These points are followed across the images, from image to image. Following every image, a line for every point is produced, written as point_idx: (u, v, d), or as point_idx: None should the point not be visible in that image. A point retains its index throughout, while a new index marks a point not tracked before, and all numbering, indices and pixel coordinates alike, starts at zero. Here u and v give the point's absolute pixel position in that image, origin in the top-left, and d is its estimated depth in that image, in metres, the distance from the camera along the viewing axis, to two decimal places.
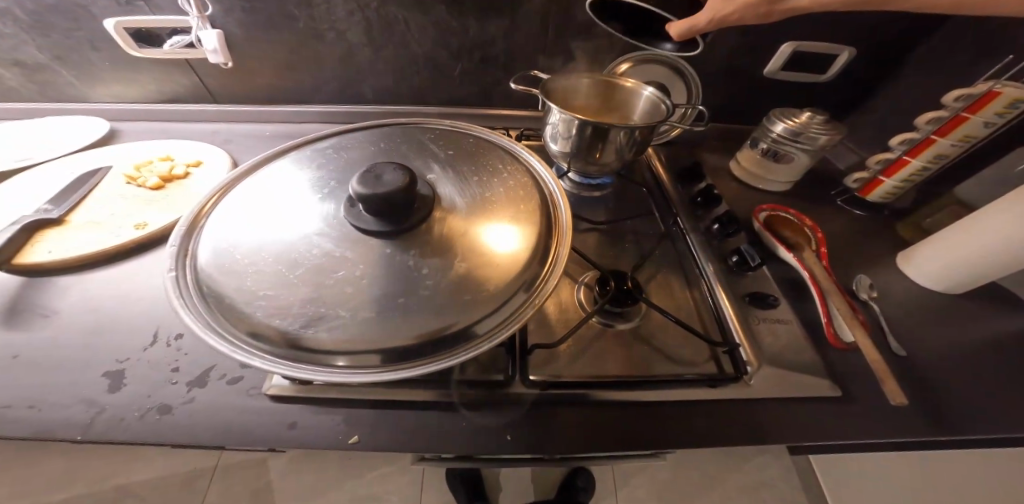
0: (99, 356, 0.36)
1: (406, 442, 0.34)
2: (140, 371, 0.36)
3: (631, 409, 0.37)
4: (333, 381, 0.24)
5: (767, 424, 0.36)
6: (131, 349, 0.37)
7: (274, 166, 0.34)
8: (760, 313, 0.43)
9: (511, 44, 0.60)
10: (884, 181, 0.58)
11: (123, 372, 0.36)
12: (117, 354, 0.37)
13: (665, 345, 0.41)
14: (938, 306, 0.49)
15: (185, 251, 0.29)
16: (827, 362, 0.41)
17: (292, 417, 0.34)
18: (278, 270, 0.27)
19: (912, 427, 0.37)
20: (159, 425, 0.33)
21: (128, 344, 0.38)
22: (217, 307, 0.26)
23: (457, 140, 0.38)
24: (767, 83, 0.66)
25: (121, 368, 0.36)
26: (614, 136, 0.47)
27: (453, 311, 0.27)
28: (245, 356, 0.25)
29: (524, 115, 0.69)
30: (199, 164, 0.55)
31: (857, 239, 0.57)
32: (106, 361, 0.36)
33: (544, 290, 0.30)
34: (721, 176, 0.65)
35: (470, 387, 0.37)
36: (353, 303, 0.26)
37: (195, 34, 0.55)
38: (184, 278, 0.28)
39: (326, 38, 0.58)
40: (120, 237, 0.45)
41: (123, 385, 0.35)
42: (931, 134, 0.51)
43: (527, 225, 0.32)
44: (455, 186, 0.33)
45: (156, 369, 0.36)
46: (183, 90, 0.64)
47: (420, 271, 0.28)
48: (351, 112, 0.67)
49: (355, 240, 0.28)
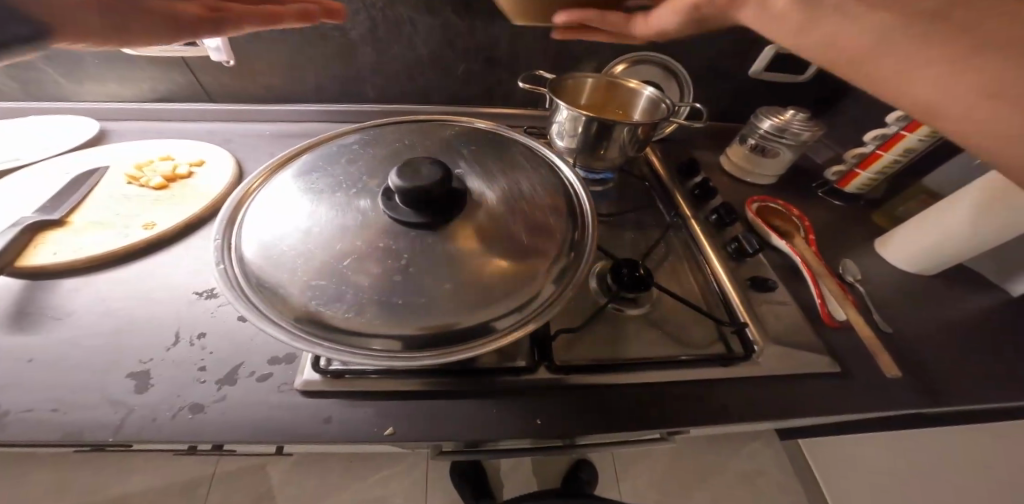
0: (122, 357, 0.36)
1: (440, 431, 0.35)
2: (167, 371, 0.36)
3: (652, 388, 0.39)
4: (387, 364, 0.25)
5: (776, 399, 0.39)
6: (154, 349, 0.37)
7: (302, 161, 0.35)
8: (760, 296, 0.47)
9: (514, 45, 0.62)
10: (859, 173, 0.63)
11: (150, 372, 0.35)
12: (140, 355, 0.36)
13: (676, 329, 0.44)
14: (914, 286, 0.53)
15: (228, 245, 0.30)
16: (824, 340, 0.44)
17: (325, 411, 0.35)
18: (324, 261, 0.28)
19: (902, 396, 0.40)
20: (193, 424, 0.33)
21: (150, 344, 0.37)
22: (268, 297, 0.27)
23: (478, 136, 0.40)
24: (752, 83, 0.70)
25: (146, 368, 0.36)
26: (618, 132, 0.49)
27: (496, 297, 0.29)
28: (303, 342, 0.25)
29: (524, 113, 0.71)
30: (201, 163, 0.54)
31: (840, 228, 0.62)
32: (130, 361, 0.36)
33: (575, 276, 0.31)
34: (714, 171, 0.68)
35: (496, 375, 0.39)
36: (401, 291, 0.27)
37: None
38: (231, 270, 0.28)
39: (331, 38, 0.58)
40: (129, 237, 0.44)
41: (150, 385, 0.35)
42: (901, 130, 0.56)
43: (553, 216, 0.33)
44: (483, 180, 0.34)
45: (182, 369, 0.36)
46: (178, 88, 0.63)
47: (460, 260, 0.29)
48: (353, 110, 0.67)
49: (396, 231, 0.29)
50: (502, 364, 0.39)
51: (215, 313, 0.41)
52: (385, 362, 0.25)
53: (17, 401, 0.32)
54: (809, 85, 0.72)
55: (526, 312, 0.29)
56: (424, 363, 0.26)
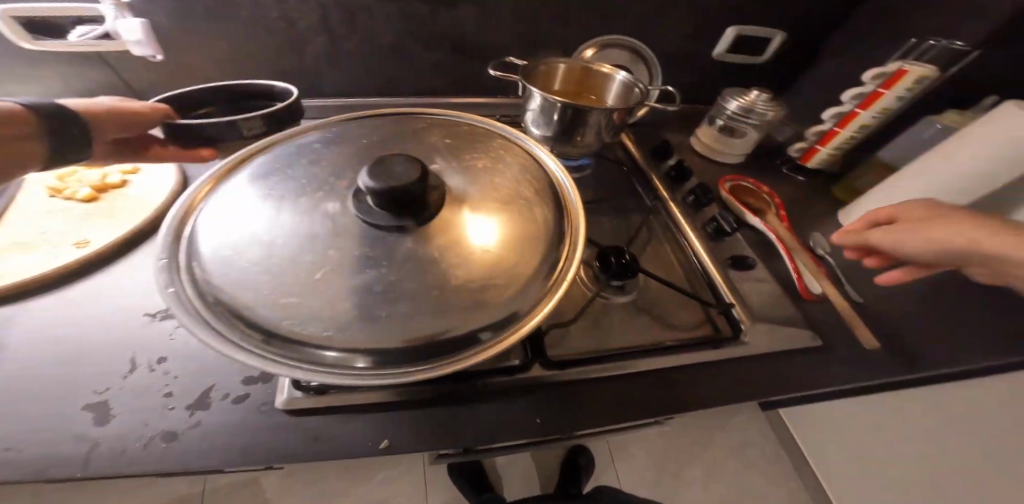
0: (73, 387, 0.32)
1: (439, 439, 0.34)
2: (129, 399, 0.32)
3: (650, 374, 0.39)
4: (375, 384, 0.23)
5: (765, 375, 0.40)
6: (109, 377, 0.33)
7: (256, 163, 0.31)
8: (740, 274, 0.48)
9: (479, 29, 0.59)
10: (818, 149, 0.65)
11: (110, 402, 0.31)
12: (95, 384, 0.32)
13: (665, 313, 0.44)
14: None
15: (176, 264, 0.26)
16: (805, 314, 0.46)
17: (314, 429, 0.32)
18: (293, 274, 0.25)
19: (876, 361, 0.43)
20: (167, 454, 0.29)
21: (105, 373, 0.33)
22: (231, 319, 0.24)
23: (452, 128, 0.37)
24: (716, 65, 0.71)
25: (105, 399, 0.32)
26: (595, 118, 0.48)
27: (487, 300, 0.27)
28: (280, 368, 0.23)
29: (493, 101, 0.68)
30: (138, 170, 0.48)
31: (807, 203, 0.64)
32: (83, 393, 0.32)
33: (566, 270, 0.30)
34: (687, 153, 0.69)
35: (490, 377, 0.37)
36: (385, 302, 0.25)
37: (111, 24, 0.47)
38: (184, 292, 0.25)
39: (278, 29, 0.53)
40: (60, 258, 0.38)
41: (112, 416, 0.31)
42: (856, 108, 0.58)
43: (537, 209, 0.32)
44: (461, 175, 0.32)
45: (146, 397, 0.32)
46: (98, 87, 0.55)
47: (446, 263, 0.27)
48: (310, 106, 0.62)
49: (372, 237, 0.27)
50: (495, 365, 0.38)
51: (175, 335, 0.36)
52: (371, 381, 0.23)
53: None
54: (768, 65, 0.74)
55: (517, 320, 0.28)
56: (414, 379, 0.24)
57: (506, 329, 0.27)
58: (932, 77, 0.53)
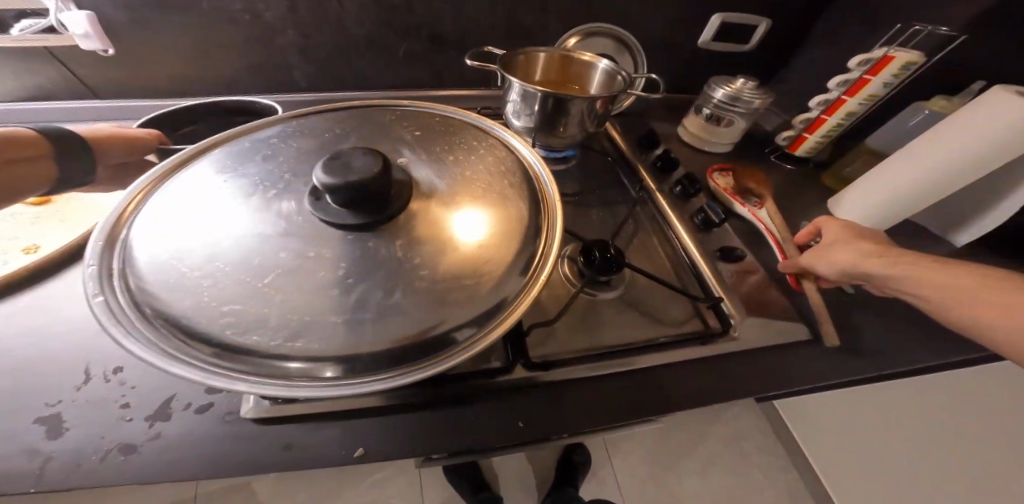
0: (20, 400, 0.29)
1: (416, 446, 0.32)
2: (83, 411, 0.29)
3: (638, 373, 0.38)
4: (331, 395, 0.21)
5: (754, 370, 0.39)
6: (61, 388, 0.30)
7: (207, 159, 0.29)
8: (729, 266, 0.47)
9: (455, 19, 0.57)
10: (807, 137, 0.64)
11: (62, 414, 0.29)
12: (47, 396, 0.30)
13: (653, 309, 0.43)
14: None
15: (110, 270, 0.23)
16: (794, 305, 0.45)
17: (284, 437, 0.30)
18: (240, 279, 0.23)
19: (862, 351, 0.43)
20: (126, 468, 0.27)
21: (55, 384, 0.30)
22: (170, 328, 0.22)
23: (423, 119, 0.35)
24: (702, 53, 0.70)
25: (56, 411, 0.29)
26: (577, 108, 0.46)
27: (457, 300, 0.25)
28: (222, 380, 0.20)
29: (475, 93, 0.66)
30: None
31: (796, 192, 0.63)
32: (31, 406, 0.29)
33: (542, 267, 0.28)
34: (675, 143, 0.68)
35: (471, 379, 0.35)
36: (342, 307, 0.23)
37: (53, 17, 0.45)
38: (116, 301, 0.22)
39: (243, 20, 0.51)
40: (8, 265, 0.36)
41: (65, 429, 0.28)
42: (843, 94, 0.57)
43: (511, 201, 0.30)
44: (430, 168, 0.30)
45: (101, 408, 0.30)
46: (53, 85, 0.52)
47: (411, 263, 0.25)
48: (282, 101, 0.59)
49: (330, 237, 0.24)
50: (476, 368, 0.36)
51: None
52: (326, 393, 0.21)
53: None
54: (755, 52, 0.73)
55: (488, 324, 0.25)
56: (373, 389, 0.22)
57: (483, 327, 0.25)
58: (919, 62, 0.52)
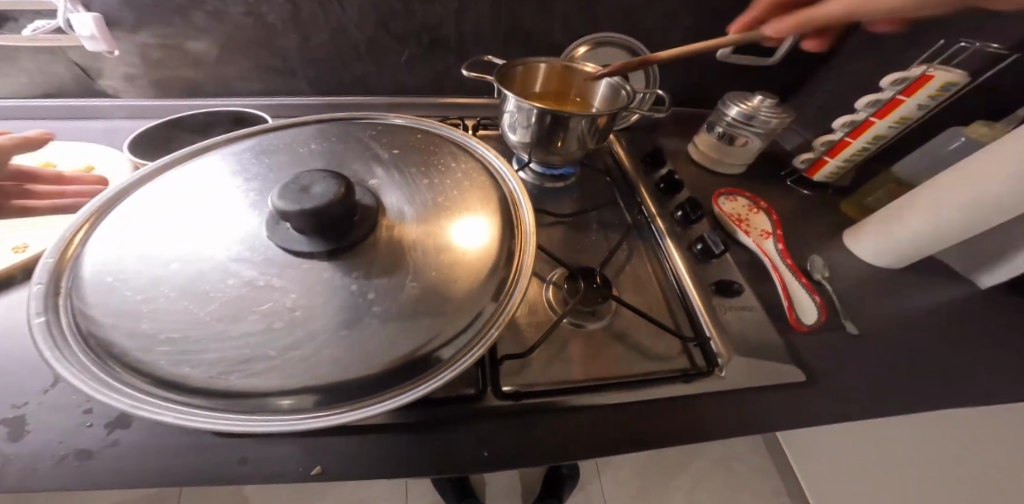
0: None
1: (372, 471, 0.31)
2: (46, 414, 0.29)
3: (613, 409, 0.36)
4: (257, 432, 0.20)
5: (739, 412, 0.37)
6: (28, 390, 0.31)
7: (177, 173, 0.28)
8: (724, 300, 0.44)
9: (459, 26, 0.55)
10: (827, 161, 0.59)
11: (25, 417, 0.29)
12: (15, 398, 0.30)
13: (638, 341, 0.41)
14: (881, 279, 0.53)
15: (58, 289, 0.23)
16: (788, 343, 0.43)
17: (240, 451, 0.30)
18: (185, 306, 0.22)
19: (862, 396, 0.40)
20: (83, 473, 0.27)
21: (22, 386, 0.31)
22: (109, 354, 0.21)
23: (403, 136, 0.34)
24: (719, 67, 0.66)
25: (20, 415, 0.29)
26: (575, 124, 0.44)
27: (413, 334, 0.23)
28: (149, 411, 0.20)
29: (478, 103, 0.65)
30: (90, 169, 0.46)
31: (808, 218, 0.60)
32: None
33: (511, 300, 0.26)
34: (681, 160, 0.65)
35: (440, 405, 0.34)
36: (284, 341, 0.22)
37: (62, 17, 0.46)
38: (59, 322, 0.22)
39: (247, 22, 0.51)
40: None
41: (27, 431, 0.28)
42: (870, 116, 0.52)
43: (484, 226, 0.29)
44: (402, 192, 0.29)
45: (64, 412, 0.30)
46: (66, 83, 0.54)
47: (366, 295, 0.24)
48: (284, 104, 0.59)
49: (284, 264, 0.24)
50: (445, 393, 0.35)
51: None
52: (259, 431, 0.20)
53: None
54: (778, 67, 0.69)
55: (436, 369, 0.24)
56: (304, 429, 0.21)
57: (445, 361, 0.24)
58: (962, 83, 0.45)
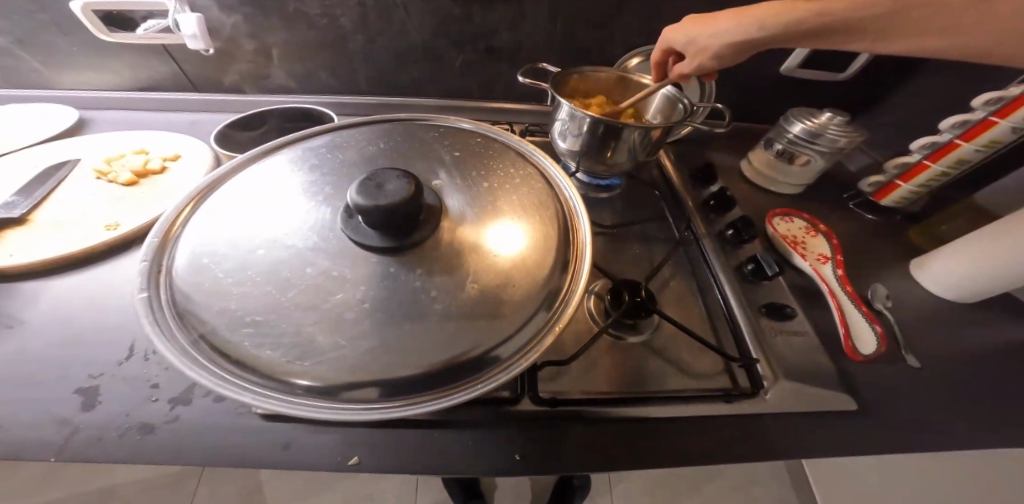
0: (69, 371, 0.33)
1: (408, 466, 0.31)
2: (119, 386, 0.32)
3: (651, 425, 0.36)
4: (323, 418, 0.21)
5: (784, 440, 0.36)
6: (107, 362, 0.34)
7: (260, 167, 0.31)
8: (775, 324, 0.42)
9: (516, 34, 0.57)
10: (899, 185, 0.55)
11: (98, 388, 0.32)
12: (92, 369, 0.33)
13: (679, 359, 0.40)
14: (951, 316, 0.48)
15: (158, 267, 0.26)
16: (843, 376, 0.40)
17: (286, 436, 0.31)
18: (267, 290, 0.24)
19: (927, 439, 0.37)
20: (141, 447, 0.29)
21: (101, 357, 0.34)
22: (198, 332, 0.23)
23: (464, 139, 0.35)
24: (779, 81, 0.64)
25: (95, 384, 0.32)
26: (629, 134, 0.44)
27: (471, 335, 0.24)
28: (230, 389, 0.21)
29: (526, 109, 0.66)
30: (178, 157, 0.52)
31: (869, 244, 0.56)
32: (78, 376, 0.33)
33: (565, 309, 0.26)
34: (733, 177, 0.62)
35: (477, 406, 0.34)
36: (353, 331, 0.23)
37: (172, 17, 0.51)
38: (157, 298, 0.24)
39: (319, 25, 0.54)
40: (88, 240, 0.41)
41: (98, 402, 0.31)
42: (955, 138, 0.48)
43: (542, 232, 0.29)
44: (463, 194, 0.30)
45: (134, 386, 0.32)
46: (162, 77, 0.61)
47: (428, 292, 0.25)
48: (343, 103, 0.63)
49: (355, 257, 0.25)
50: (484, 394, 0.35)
51: None
52: (324, 416, 0.21)
53: None
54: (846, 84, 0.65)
55: (489, 370, 0.24)
56: (364, 419, 0.21)
57: (500, 363, 0.24)
58: None
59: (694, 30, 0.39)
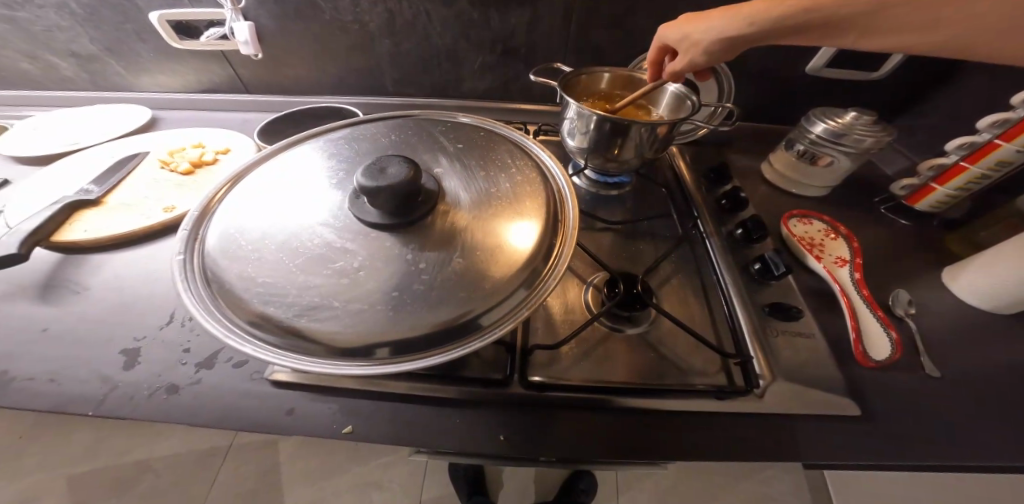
0: (118, 333, 0.39)
1: (398, 436, 0.34)
2: (156, 349, 0.38)
3: (636, 416, 0.36)
4: (314, 371, 0.24)
5: (776, 441, 0.35)
6: (149, 328, 0.39)
7: (286, 155, 0.35)
8: (779, 325, 0.42)
9: (533, 36, 0.59)
10: (934, 188, 0.52)
11: (140, 350, 0.37)
12: (135, 333, 0.39)
13: (674, 354, 0.40)
14: (986, 330, 0.45)
15: (195, 236, 0.31)
16: (849, 383, 0.39)
17: (289, 402, 0.35)
18: (279, 257, 0.27)
19: (937, 452, 0.35)
20: (167, 404, 0.34)
21: (145, 324, 0.40)
22: (217, 291, 0.27)
23: (468, 132, 0.38)
24: (806, 81, 0.62)
25: (138, 347, 0.38)
26: (634, 131, 0.45)
27: (451, 305, 0.26)
28: (236, 341, 0.25)
29: (542, 109, 0.68)
30: (227, 151, 0.58)
31: (898, 251, 0.53)
32: (125, 339, 0.38)
33: (544, 288, 0.28)
34: (752, 178, 0.61)
35: (468, 385, 0.37)
36: (346, 295, 0.26)
37: (229, 26, 0.59)
38: (190, 261, 0.29)
39: (352, 31, 0.59)
40: (149, 219, 0.47)
41: (137, 363, 0.36)
42: (995, 138, 0.44)
43: (532, 217, 0.31)
44: (461, 181, 0.33)
45: (168, 350, 0.37)
46: (219, 80, 0.69)
47: (417, 265, 0.27)
48: (372, 103, 0.68)
49: (357, 232, 0.28)
50: (473, 373, 0.37)
51: None
52: (316, 367, 0.24)
53: (25, 369, 0.35)
54: (881, 82, 0.61)
55: (469, 337, 0.26)
56: (349, 373, 0.24)
57: (479, 330, 0.27)
58: None
59: (691, 21, 0.39)
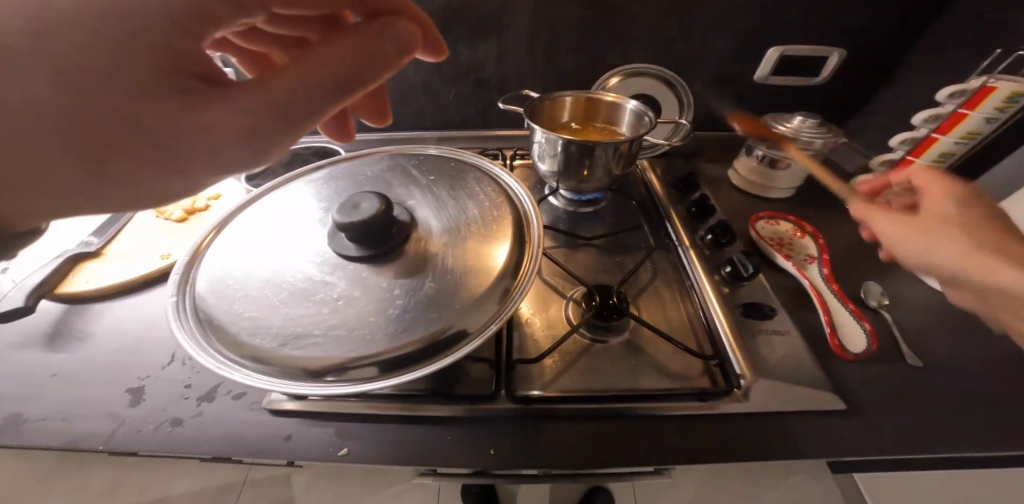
0: (123, 373, 0.40)
1: (394, 458, 0.35)
2: (158, 387, 0.39)
3: (624, 423, 0.37)
4: (300, 393, 0.25)
5: (767, 439, 0.36)
6: (152, 367, 0.41)
7: (270, 199, 0.38)
8: (757, 323, 0.43)
9: (501, 67, 0.63)
10: None
11: (144, 387, 0.39)
12: (139, 373, 0.40)
13: (657, 358, 0.42)
14: (955, 312, 0.47)
15: (186, 279, 0.33)
16: (829, 376, 0.40)
17: (287, 429, 0.36)
18: (264, 292, 0.29)
19: (927, 438, 0.36)
20: (171, 437, 0.35)
21: (148, 363, 0.41)
22: (208, 327, 0.29)
23: (438, 164, 0.40)
24: (758, 89, 0.66)
25: (142, 385, 0.39)
26: (599, 152, 0.48)
27: (427, 323, 0.28)
28: (227, 370, 0.26)
29: (517, 134, 0.71)
30: (219, 196, 0.61)
31: (866, 243, 0.55)
32: (130, 378, 0.40)
33: (515, 301, 0.30)
34: (722, 185, 0.64)
35: (460, 402, 0.38)
36: (328, 322, 0.28)
37: None
38: (183, 303, 0.31)
39: None
40: (148, 267, 0.50)
41: (143, 399, 0.38)
42: (933, 132, 0.52)
43: (501, 239, 0.33)
44: (432, 210, 0.35)
45: (171, 386, 0.39)
46: None
47: (393, 291, 0.29)
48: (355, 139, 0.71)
49: (335, 264, 0.30)
50: (461, 391, 0.38)
51: None
52: (304, 391, 0.25)
53: (35, 412, 0.36)
54: (828, 85, 0.66)
55: (445, 352, 0.28)
56: (332, 393, 0.26)
57: (458, 345, 0.28)
58: None
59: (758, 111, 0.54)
